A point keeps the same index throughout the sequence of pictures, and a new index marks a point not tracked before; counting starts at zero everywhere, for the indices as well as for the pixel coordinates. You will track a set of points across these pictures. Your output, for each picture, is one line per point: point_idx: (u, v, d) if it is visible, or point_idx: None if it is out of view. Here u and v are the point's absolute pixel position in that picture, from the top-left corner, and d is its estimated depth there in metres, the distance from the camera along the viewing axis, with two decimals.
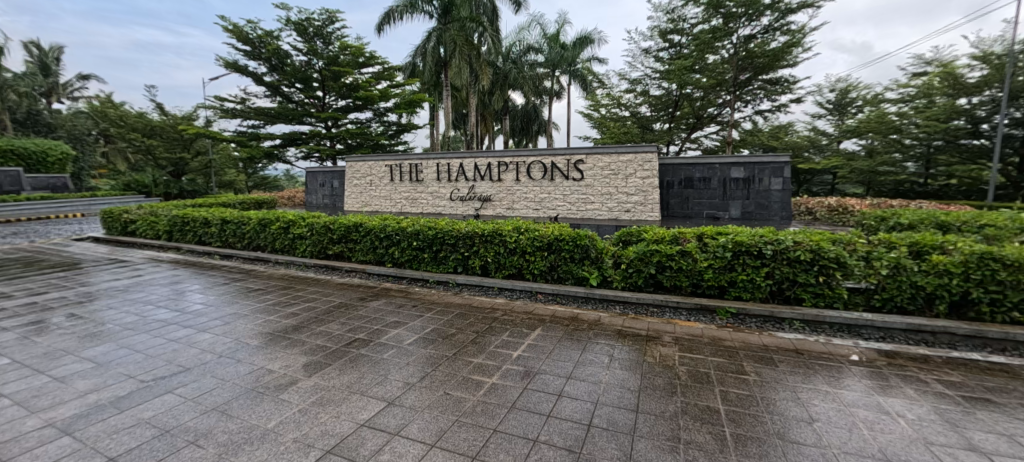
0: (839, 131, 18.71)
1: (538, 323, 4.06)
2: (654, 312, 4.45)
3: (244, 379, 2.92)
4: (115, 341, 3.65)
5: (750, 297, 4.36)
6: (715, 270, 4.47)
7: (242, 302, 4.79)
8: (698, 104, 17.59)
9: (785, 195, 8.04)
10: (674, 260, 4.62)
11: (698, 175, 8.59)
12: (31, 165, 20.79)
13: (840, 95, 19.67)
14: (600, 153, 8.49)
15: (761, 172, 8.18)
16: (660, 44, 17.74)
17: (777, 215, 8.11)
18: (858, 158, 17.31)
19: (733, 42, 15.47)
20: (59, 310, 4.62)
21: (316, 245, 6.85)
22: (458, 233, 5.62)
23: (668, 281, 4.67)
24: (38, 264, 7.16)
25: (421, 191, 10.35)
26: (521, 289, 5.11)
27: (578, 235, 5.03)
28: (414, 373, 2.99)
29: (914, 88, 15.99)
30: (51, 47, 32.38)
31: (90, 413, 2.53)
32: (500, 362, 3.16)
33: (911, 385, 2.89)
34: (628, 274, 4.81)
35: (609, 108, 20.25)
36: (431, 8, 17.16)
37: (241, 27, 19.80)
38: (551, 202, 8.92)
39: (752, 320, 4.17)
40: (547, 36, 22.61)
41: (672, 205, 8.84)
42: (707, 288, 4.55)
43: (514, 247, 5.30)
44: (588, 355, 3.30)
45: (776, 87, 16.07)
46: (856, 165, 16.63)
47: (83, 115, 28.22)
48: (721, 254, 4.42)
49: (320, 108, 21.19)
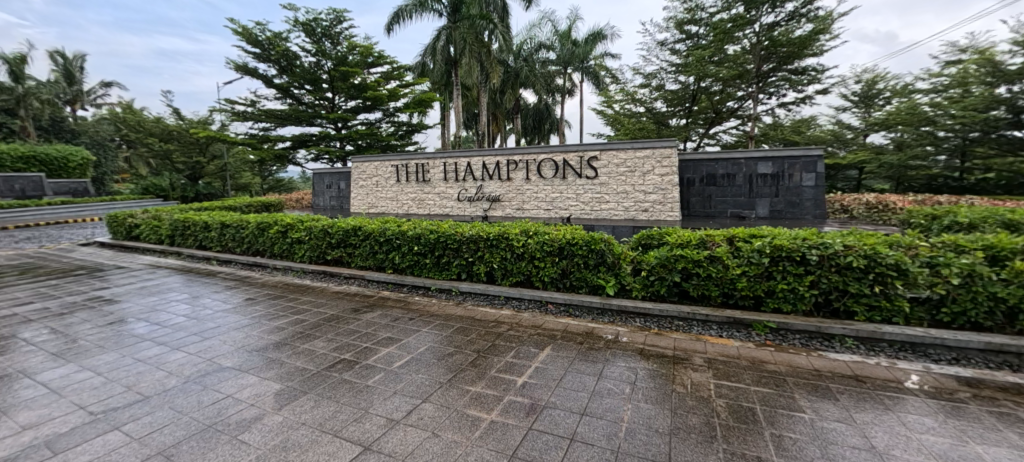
0: (864, 124, 17.80)
1: (548, 341, 3.55)
2: (680, 326, 3.93)
3: (203, 414, 2.51)
4: (80, 362, 3.30)
5: (791, 309, 3.81)
6: (749, 278, 3.93)
7: (229, 314, 4.42)
8: (716, 97, 16.92)
9: (819, 192, 7.40)
10: (702, 266, 4.09)
11: (720, 171, 7.99)
12: (54, 171, 21.29)
13: (866, 86, 18.67)
14: (615, 149, 7.97)
15: (791, 167, 7.56)
16: (676, 36, 17.00)
17: (809, 213, 7.48)
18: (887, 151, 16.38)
19: (754, 30, 14.65)
20: (36, 322, 4.33)
21: (315, 249, 6.50)
22: (461, 237, 5.17)
23: (695, 290, 4.15)
24: (35, 272, 6.98)
25: (428, 192, 9.96)
26: (530, 298, 4.63)
27: (592, 238, 4.53)
28: (401, 405, 2.55)
29: (946, 77, 14.94)
30: (76, 56, 33.46)
31: (19, 456, 2.16)
32: (501, 392, 2.70)
33: (1011, 427, 2.31)
34: (648, 283, 4.32)
35: (623, 104, 19.54)
36: (440, 6, 16.83)
37: (250, 29, 19.68)
38: (564, 202, 8.43)
39: (795, 336, 3.63)
40: (559, 33, 22.17)
41: (693, 203, 8.24)
42: (741, 298, 4.00)
43: (522, 252, 4.83)
44: (605, 382, 2.79)
45: (803, 77, 15.09)
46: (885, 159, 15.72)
47: (105, 122, 28.96)
48: (756, 259, 3.89)
49: (329, 109, 21.03)
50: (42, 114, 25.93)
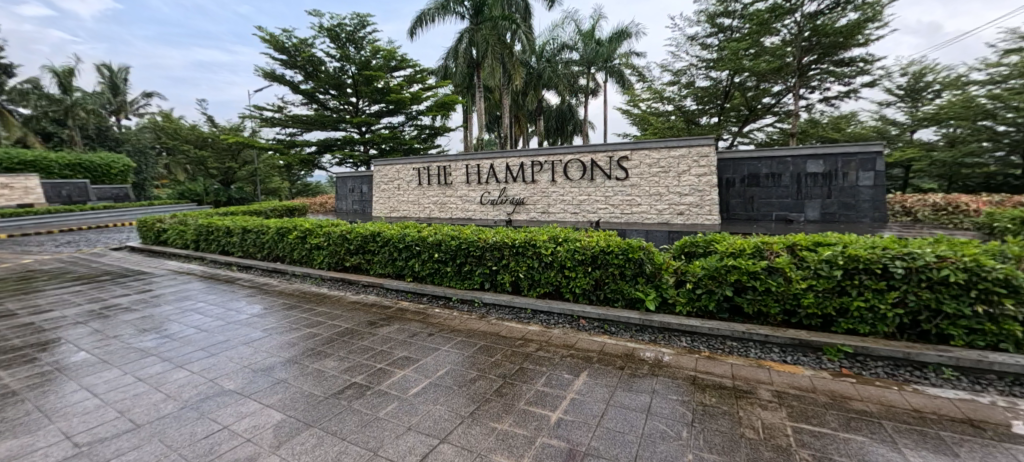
0: (912, 120, 16.53)
1: (583, 365, 3.11)
2: (734, 348, 3.42)
3: (192, 450, 2.20)
4: (80, 380, 3.09)
5: (869, 331, 3.25)
6: (817, 294, 3.38)
7: (241, 326, 4.19)
8: (751, 94, 16.02)
9: (878, 192, 6.66)
10: (759, 279, 3.57)
11: (764, 171, 7.33)
12: (97, 177, 22.22)
13: (913, 79, 17.28)
14: (647, 148, 7.44)
15: (845, 165, 6.85)
16: (707, 30, 16.24)
17: (867, 216, 6.77)
18: (939, 148, 15.05)
19: (794, 20, 13.70)
20: (50, 332, 4.23)
21: (333, 256, 6.27)
22: (485, 244, 4.80)
23: (750, 306, 3.63)
24: (64, 277, 7.02)
25: (450, 195, 9.67)
26: (560, 312, 4.19)
27: (630, 246, 4.06)
28: (414, 448, 2.16)
29: (1007, 67, 13.26)
30: (121, 68, 35.20)
31: None
32: (531, 431, 2.28)
33: None
34: (695, 297, 3.82)
35: (650, 103, 18.84)
36: (462, 9, 16.62)
37: (277, 36, 20.04)
38: (592, 205, 7.97)
39: (878, 363, 3.06)
40: (582, 33, 21.66)
41: (733, 206, 7.62)
42: (806, 317, 3.46)
43: (551, 260, 4.41)
44: (654, 422, 2.33)
45: (849, 68, 14.05)
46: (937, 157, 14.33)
47: (146, 130, 30.24)
48: (826, 272, 3.34)
49: (353, 114, 21.21)
50: (88, 123, 27.25)
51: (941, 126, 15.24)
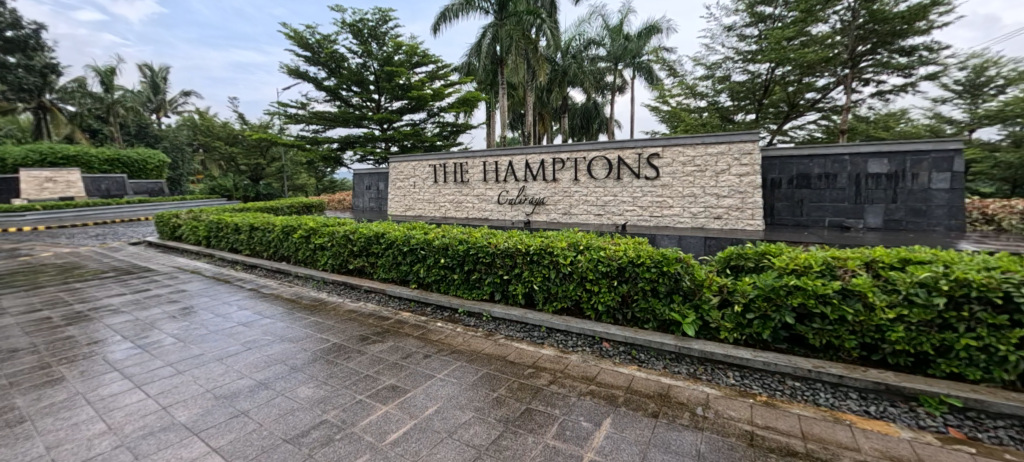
0: (971, 117, 14.94)
1: (606, 408, 2.50)
2: (798, 390, 2.73)
3: None
4: (23, 400, 2.72)
5: (980, 378, 2.50)
6: (910, 327, 2.64)
7: (222, 336, 3.79)
8: (793, 88, 14.88)
9: (954, 196, 5.70)
10: (830, 304, 2.85)
11: (816, 171, 6.47)
12: (134, 172, 22.89)
13: (974, 73, 15.59)
14: (681, 144, 6.70)
15: (915, 164, 5.91)
16: (745, 20, 15.15)
17: (941, 224, 5.83)
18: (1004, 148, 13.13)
19: (846, 7, 12.52)
20: (29, 335, 3.95)
21: (337, 257, 5.85)
22: (496, 250, 4.23)
23: (817, 337, 2.92)
24: (72, 272, 6.89)
25: (466, 194, 9.16)
26: (579, 333, 3.59)
27: (666, 257, 3.40)
28: None
29: None
30: (161, 68, 36.56)
31: None
32: None
33: None
34: (745, 322, 3.14)
35: (681, 99, 17.78)
36: (487, 4, 16.14)
37: (301, 33, 20.13)
38: (618, 206, 7.29)
39: (997, 423, 2.32)
40: (609, 27, 20.72)
41: (779, 209, 6.80)
42: (891, 355, 2.74)
43: (570, 271, 3.80)
44: None
45: (909, 59, 12.70)
46: (1002, 157, 12.52)
47: (182, 127, 31.19)
48: (923, 298, 2.60)
49: (376, 110, 21.07)
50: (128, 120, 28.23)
51: (1005, 125, 13.58)
